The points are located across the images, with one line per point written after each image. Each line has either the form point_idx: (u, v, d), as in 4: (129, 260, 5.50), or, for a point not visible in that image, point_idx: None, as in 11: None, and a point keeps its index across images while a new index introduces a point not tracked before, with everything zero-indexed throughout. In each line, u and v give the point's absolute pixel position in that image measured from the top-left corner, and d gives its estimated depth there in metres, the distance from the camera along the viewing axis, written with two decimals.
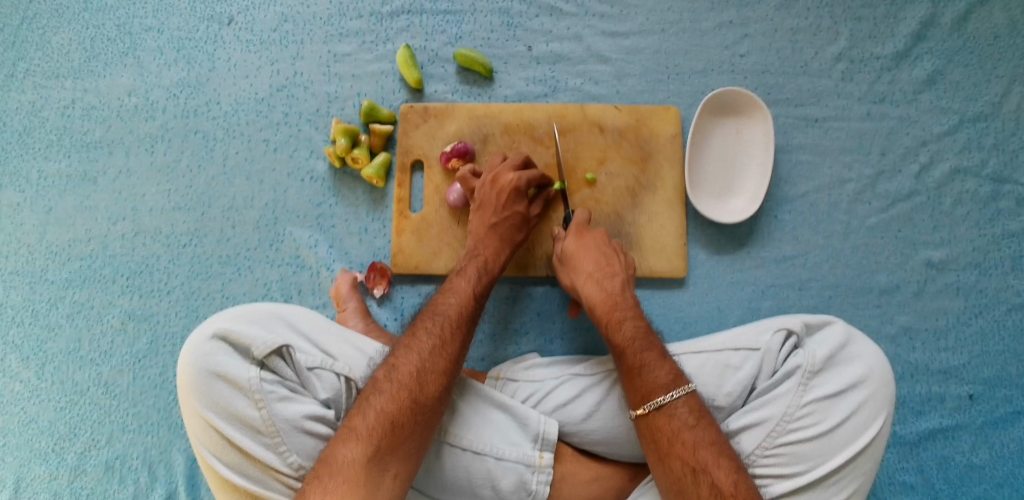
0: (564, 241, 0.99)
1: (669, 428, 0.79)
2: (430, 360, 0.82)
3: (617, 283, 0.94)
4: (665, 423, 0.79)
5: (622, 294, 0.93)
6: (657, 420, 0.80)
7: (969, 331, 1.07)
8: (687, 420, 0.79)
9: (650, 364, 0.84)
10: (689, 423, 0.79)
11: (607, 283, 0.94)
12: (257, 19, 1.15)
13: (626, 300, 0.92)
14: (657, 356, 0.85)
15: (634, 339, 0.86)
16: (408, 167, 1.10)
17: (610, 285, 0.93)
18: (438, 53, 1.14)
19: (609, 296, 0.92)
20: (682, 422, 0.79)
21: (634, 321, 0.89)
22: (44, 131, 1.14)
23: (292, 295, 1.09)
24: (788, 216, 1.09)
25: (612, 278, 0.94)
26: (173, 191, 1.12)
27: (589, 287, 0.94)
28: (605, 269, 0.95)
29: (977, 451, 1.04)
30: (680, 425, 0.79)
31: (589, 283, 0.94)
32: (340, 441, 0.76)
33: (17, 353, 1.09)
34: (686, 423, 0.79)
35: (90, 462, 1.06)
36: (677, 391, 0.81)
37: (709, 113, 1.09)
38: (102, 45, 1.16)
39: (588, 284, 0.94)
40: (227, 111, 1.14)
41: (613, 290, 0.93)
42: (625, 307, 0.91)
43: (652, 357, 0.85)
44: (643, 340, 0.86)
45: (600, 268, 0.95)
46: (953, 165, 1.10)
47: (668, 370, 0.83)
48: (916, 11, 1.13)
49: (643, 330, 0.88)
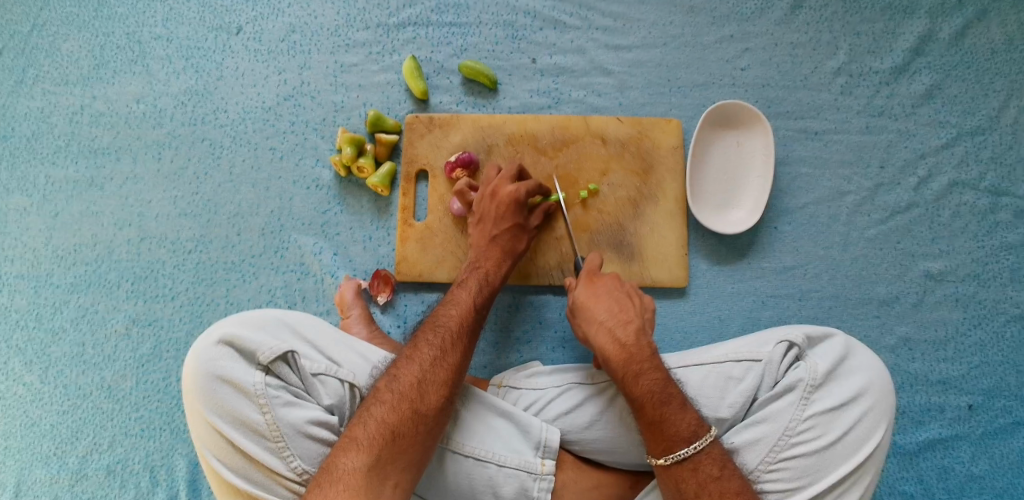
0: (575, 290, 0.96)
1: (693, 480, 0.79)
2: (431, 370, 0.83)
3: (631, 332, 0.90)
4: (689, 476, 0.80)
5: (637, 343, 0.88)
6: (681, 472, 0.80)
7: (968, 342, 1.09)
8: (712, 472, 0.79)
9: (670, 418, 0.82)
10: (713, 475, 0.79)
11: (620, 332, 0.90)
12: (265, 29, 1.17)
13: (642, 350, 0.88)
14: (677, 408, 0.82)
15: (653, 393, 0.83)
16: (413, 177, 1.11)
17: (623, 334, 0.89)
18: (444, 65, 1.15)
19: (622, 347, 0.88)
20: (707, 474, 0.79)
21: (651, 374, 0.85)
22: (53, 136, 1.15)
23: (296, 301, 1.10)
24: (787, 228, 1.11)
25: (625, 326, 0.90)
26: (180, 197, 1.13)
27: (601, 337, 0.90)
28: (618, 317, 0.91)
29: (976, 461, 1.06)
30: (705, 477, 0.79)
31: (602, 332, 0.90)
32: (340, 451, 0.77)
33: (21, 357, 1.10)
34: (711, 475, 0.79)
35: (92, 466, 1.06)
36: (700, 443, 0.80)
37: (710, 126, 1.11)
38: (111, 52, 1.17)
39: (600, 333, 0.90)
40: (234, 119, 1.15)
41: (627, 340, 0.88)
42: (641, 359, 0.87)
43: (672, 409, 0.82)
44: (661, 392, 0.83)
45: (613, 316, 0.91)
46: (952, 178, 1.12)
47: (690, 420, 0.82)
48: (915, 27, 1.15)
49: (661, 382, 0.84)
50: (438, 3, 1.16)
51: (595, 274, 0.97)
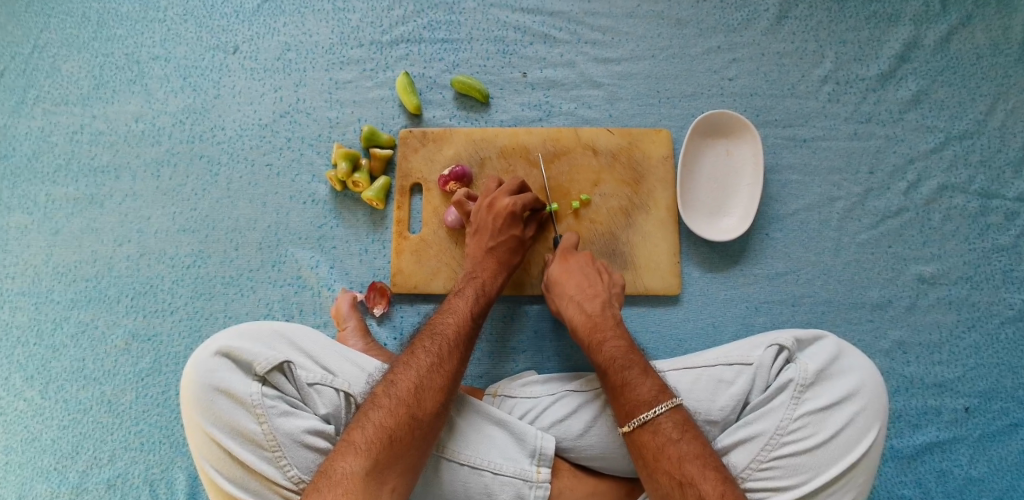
0: (551, 267, 1.03)
1: (654, 443, 0.81)
2: (428, 376, 0.84)
3: (597, 304, 0.96)
4: (650, 440, 0.81)
5: (602, 314, 0.96)
6: (642, 436, 0.82)
7: (962, 345, 1.09)
8: (671, 435, 0.81)
9: (631, 382, 0.86)
10: (672, 438, 0.80)
11: (588, 305, 0.97)
12: (261, 48, 1.19)
13: (607, 320, 0.95)
14: (638, 373, 0.87)
15: (615, 359, 0.89)
16: (407, 190, 1.13)
17: (590, 306, 0.96)
18: (436, 80, 1.17)
19: (589, 318, 0.95)
20: (666, 437, 0.81)
21: (615, 340, 0.92)
22: (53, 155, 1.17)
23: (294, 314, 1.11)
24: (779, 234, 1.12)
25: (593, 300, 0.97)
26: (178, 214, 1.15)
27: (570, 309, 0.97)
28: (586, 292, 0.98)
29: (975, 464, 1.06)
30: (664, 440, 0.81)
31: (571, 306, 0.97)
32: (339, 455, 0.78)
33: (21, 373, 1.11)
34: (671, 438, 0.81)
35: (92, 481, 1.07)
36: (660, 407, 0.82)
37: (700, 135, 1.13)
38: (110, 72, 1.20)
39: (570, 306, 0.98)
40: (231, 137, 1.17)
41: (593, 311, 0.96)
42: (605, 327, 0.94)
43: (633, 374, 0.87)
44: (623, 359, 0.89)
45: (581, 291, 0.98)
46: (941, 182, 1.13)
47: (651, 385, 0.85)
48: (900, 34, 1.17)
49: (624, 348, 0.91)
50: (430, 20, 1.19)
51: (570, 252, 1.03)
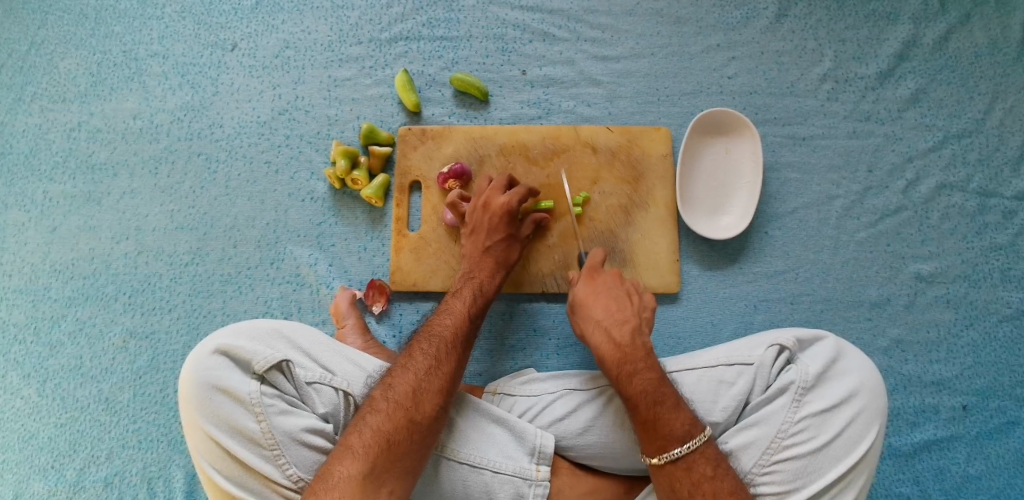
0: (576, 286, 0.99)
1: (687, 480, 0.81)
2: (426, 379, 0.84)
3: (626, 332, 0.92)
4: (683, 476, 0.81)
5: (632, 344, 0.90)
6: (675, 472, 0.82)
7: (960, 343, 1.09)
8: (705, 471, 0.80)
9: (663, 417, 0.83)
10: (707, 475, 0.80)
11: (616, 332, 0.92)
12: (260, 45, 1.19)
13: (637, 350, 0.90)
14: (670, 407, 0.84)
15: (646, 392, 0.85)
16: (406, 188, 1.12)
17: (619, 334, 0.91)
18: (436, 78, 1.17)
19: (618, 347, 0.90)
20: (700, 473, 0.80)
21: (646, 373, 0.87)
22: (50, 153, 1.17)
23: (292, 312, 1.11)
24: (778, 233, 1.12)
25: (621, 326, 0.92)
26: (177, 211, 1.15)
27: (597, 336, 0.92)
28: (615, 316, 0.93)
29: (972, 462, 1.06)
30: (699, 476, 0.80)
31: (598, 332, 0.93)
32: (336, 458, 0.77)
33: (18, 371, 1.10)
34: (705, 474, 0.80)
35: (89, 479, 1.07)
36: (693, 442, 0.81)
37: (699, 134, 1.12)
38: (108, 70, 1.19)
39: (597, 331, 0.93)
40: (229, 134, 1.17)
41: (622, 341, 0.91)
42: (635, 358, 0.89)
43: (665, 408, 0.84)
44: (654, 392, 0.85)
45: (610, 316, 0.94)
46: (939, 180, 1.13)
47: (683, 419, 0.83)
48: (898, 33, 1.17)
49: (655, 381, 0.86)
50: (429, 18, 1.19)
51: (597, 269, 1.00)
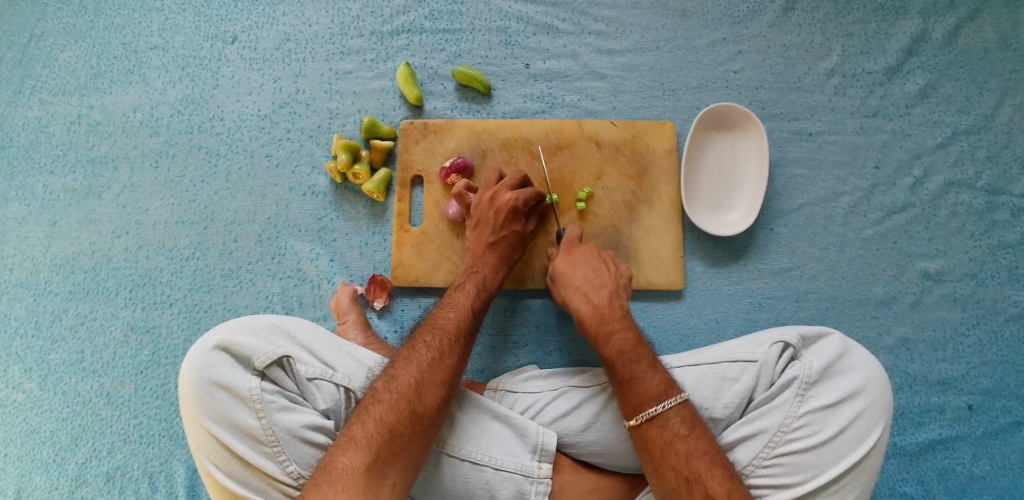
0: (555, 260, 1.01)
1: (661, 439, 0.81)
2: (429, 372, 0.84)
3: (604, 295, 0.94)
4: (657, 435, 0.81)
5: (610, 306, 0.93)
6: (650, 432, 0.81)
7: (966, 342, 1.08)
8: (679, 430, 0.80)
9: (639, 376, 0.85)
10: (680, 433, 0.80)
11: (594, 296, 0.94)
12: (260, 38, 1.18)
13: (614, 311, 0.93)
14: (645, 367, 0.86)
15: (623, 352, 0.88)
16: (408, 183, 1.11)
17: (597, 297, 0.94)
18: (438, 71, 1.16)
19: (596, 309, 0.93)
20: (674, 432, 0.80)
21: (623, 332, 0.90)
22: (51, 146, 1.16)
23: (294, 307, 1.10)
24: (783, 229, 1.11)
25: (599, 290, 0.95)
26: (178, 205, 1.14)
27: (576, 300, 0.95)
28: (593, 282, 0.96)
29: (977, 462, 1.05)
30: (672, 436, 0.80)
31: (577, 296, 0.95)
32: (339, 449, 0.77)
33: (19, 365, 1.10)
34: (678, 433, 0.80)
35: (91, 473, 1.07)
36: (669, 401, 0.82)
37: (705, 129, 1.11)
38: (108, 62, 1.18)
39: (576, 297, 0.95)
40: (230, 127, 1.16)
41: (600, 303, 0.93)
42: (612, 319, 0.92)
43: (641, 367, 0.86)
44: (630, 352, 0.88)
45: (587, 282, 0.96)
46: (947, 177, 1.12)
47: (659, 379, 0.85)
48: (907, 27, 1.15)
49: (631, 342, 0.89)
50: (431, 10, 1.17)
51: (575, 244, 1.01)
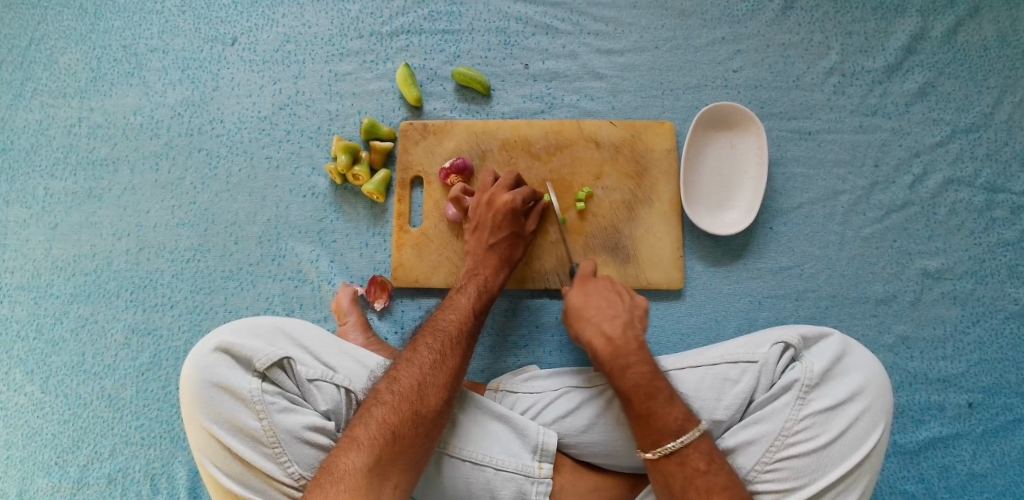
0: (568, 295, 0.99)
1: (680, 474, 0.80)
2: (431, 373, 0.84)
3: (618, 326, 0.92)
4: (676, 470, 0.80)
5: (624, 337, 0.91)
6: (668, 466, 0.81)
7: (967, 340, 1.08)
8: (698, 465, 0.79)
9: (657, 411, 0.82)
10: (700, 469, 0.79)
11: (608, 326, 0.92)
12: (259, 39, 1.18)
13: (629, 344, 0.90)
14: (663, 401, 0.83)
15: (639, 386, 0.85)
16: (408, 183, 1.12)
17: (611, 329, 0.92)
18: (438, 72, 1.16)
19: (609, 341, 0.91)
20: (693, 468, 0.79)
21: (638, 366, 0.87)
22: (51, 149, 1.16)
23: (294, 309, 1.10)
24: (783, 228, 1.11)
25: (613, 320, 0.93)
26: (178, 207, 1.14)
27: (589, 331, 0.93)
28: (606, 312, 0.94)
29: (978, 459, 1.05)
30: (692, 471, 0.79)
31: (590, 328, 0.93)
32: (341, 450, 0.77)
33: (21, 367, 1.10)
34: (697, 469, 0.79)
35: (93, 475, 1.07)
36: (686, 437, 0.80)
37: (703, 129, 1.11)
38: (107, 65, 1.19)
39: (588, 328, 0.93)
40: (229, 129, 1.16)
41: (613, 335, 0.91)
42: (628, 351, 0.89)
43: (658, 402, 0.83)
44: (647, 386, 0.85)
45: (601, 312, 0.94)
46: (946, 175, 1.12)
47: (677, 413, 0.82)
48: (906, 25, 1.15)
49: (648, 375, 0.86)
50: (430, 11, 1.18)
51: (587, 278, 1.00)
